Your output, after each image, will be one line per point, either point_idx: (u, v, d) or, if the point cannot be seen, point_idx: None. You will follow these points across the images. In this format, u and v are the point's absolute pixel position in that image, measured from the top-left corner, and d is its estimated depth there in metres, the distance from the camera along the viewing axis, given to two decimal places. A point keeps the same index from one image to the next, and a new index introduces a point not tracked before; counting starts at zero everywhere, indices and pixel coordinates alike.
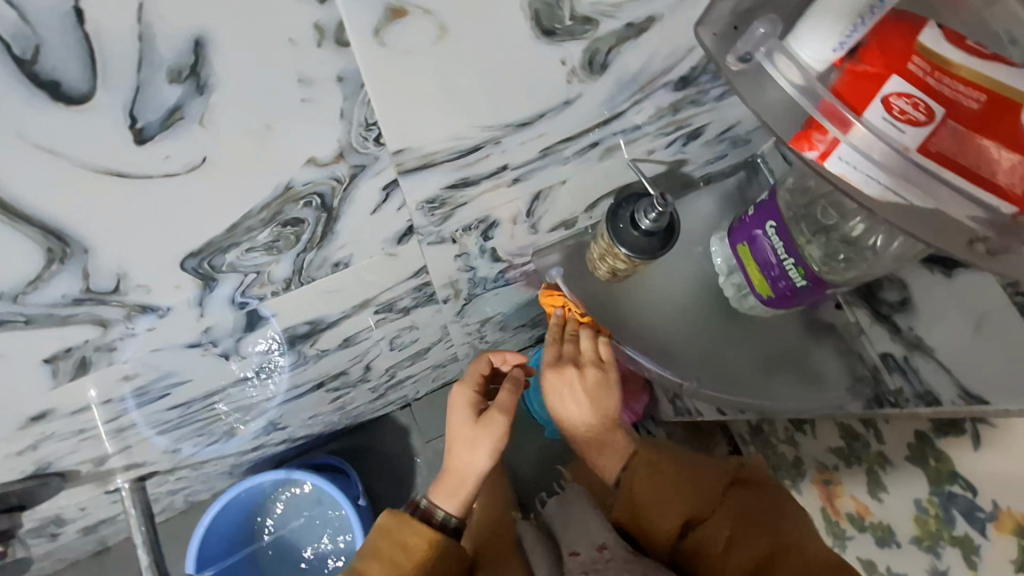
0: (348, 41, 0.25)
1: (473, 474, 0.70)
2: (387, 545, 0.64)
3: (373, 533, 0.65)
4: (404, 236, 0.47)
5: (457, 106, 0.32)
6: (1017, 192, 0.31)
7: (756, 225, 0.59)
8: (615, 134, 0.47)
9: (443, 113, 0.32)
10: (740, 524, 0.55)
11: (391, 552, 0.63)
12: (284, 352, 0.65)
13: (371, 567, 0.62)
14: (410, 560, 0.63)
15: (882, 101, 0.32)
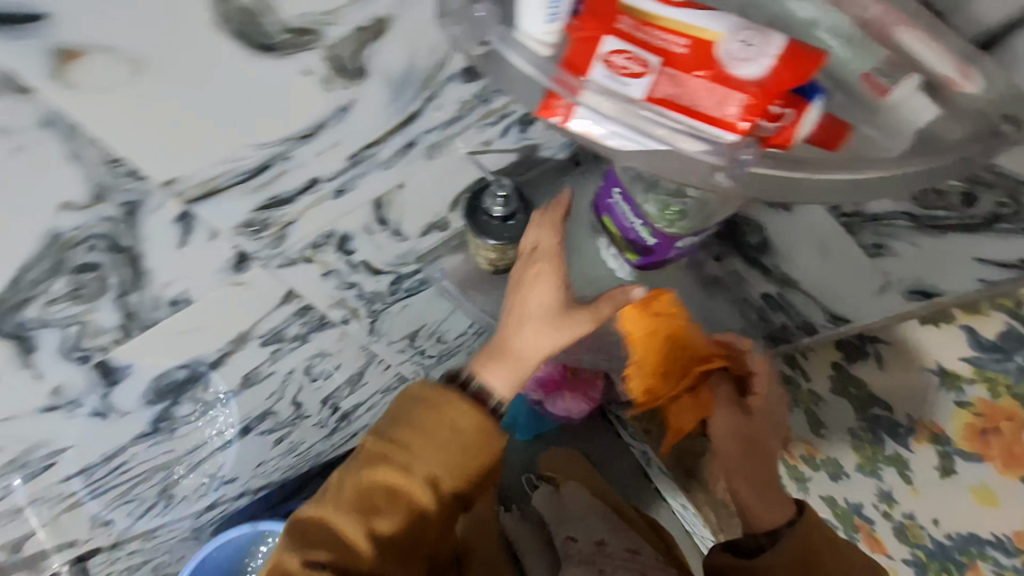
0: (31, 85, 0.27)
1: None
2: (432, 418, 0.56)
3: (409, 403, 0.57)
4: (240, 263, 0.49)
5: (205, 129, 0.33)
6: (732, 121, 0.33)
7: (606, 194, 0.62)
8: (428, 131, 0.49)
9: (192, 139, 0.34)
10: (788, 573, 0.57)
11: (437, 428, 0.56)
12: (176, 402, 0.65)
13: (412, 445, 0.56)
14: (457, 440, 0.56)
15: (602, 60, 0.34)
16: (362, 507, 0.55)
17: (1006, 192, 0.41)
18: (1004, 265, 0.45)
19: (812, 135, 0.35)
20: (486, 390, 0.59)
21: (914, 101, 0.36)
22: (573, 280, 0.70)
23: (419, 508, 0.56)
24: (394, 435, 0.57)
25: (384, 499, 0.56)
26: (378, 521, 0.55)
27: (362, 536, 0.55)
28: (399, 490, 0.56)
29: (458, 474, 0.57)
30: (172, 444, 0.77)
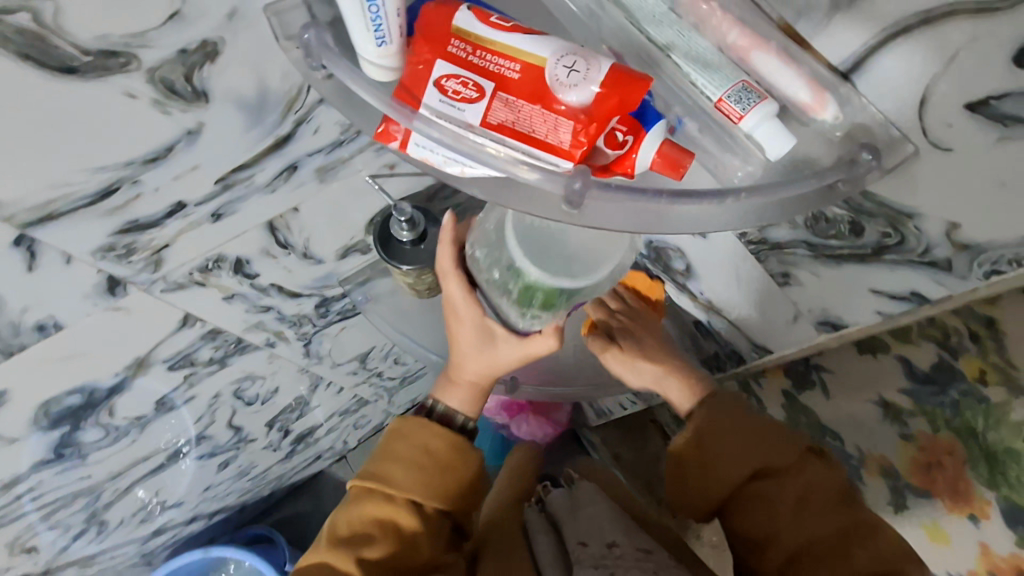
0: None
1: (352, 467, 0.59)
2: (406, 448, 0.54)
3: (384, 437, 0.55)
4: (112, 288, 0.48)
5: (18, 150, 0.33)
6: (566, 148, 0.32)
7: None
8: (311, 155, 0.48)
9: (6, 162, 0.33)
10: (735, 447, 0.52)
11: (411, 454, 0.54)
12: (78, 427, 0.64)
13: (395, 472, 0.53)
14: (430, 461, 0.54)
15: (436, 85, 0.33)
16: (349, 544, 0.51)
17: (887, 221, 0.40)
18: (897, 297, 0.44)
19: (652, 164, 0.34)
20: (451, 411, 0.57)
21: (759, 134, 0.34)
22: None
23: (411, 541, 0.52)
24: (377, 470, 0.54)
25: (378, 529, 0.52)
26: (369, 551, 0.50)
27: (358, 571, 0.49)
28: (389, 521, 0.52)
29: (439, 497, 0.54)
30: (90, 470, 0.76)
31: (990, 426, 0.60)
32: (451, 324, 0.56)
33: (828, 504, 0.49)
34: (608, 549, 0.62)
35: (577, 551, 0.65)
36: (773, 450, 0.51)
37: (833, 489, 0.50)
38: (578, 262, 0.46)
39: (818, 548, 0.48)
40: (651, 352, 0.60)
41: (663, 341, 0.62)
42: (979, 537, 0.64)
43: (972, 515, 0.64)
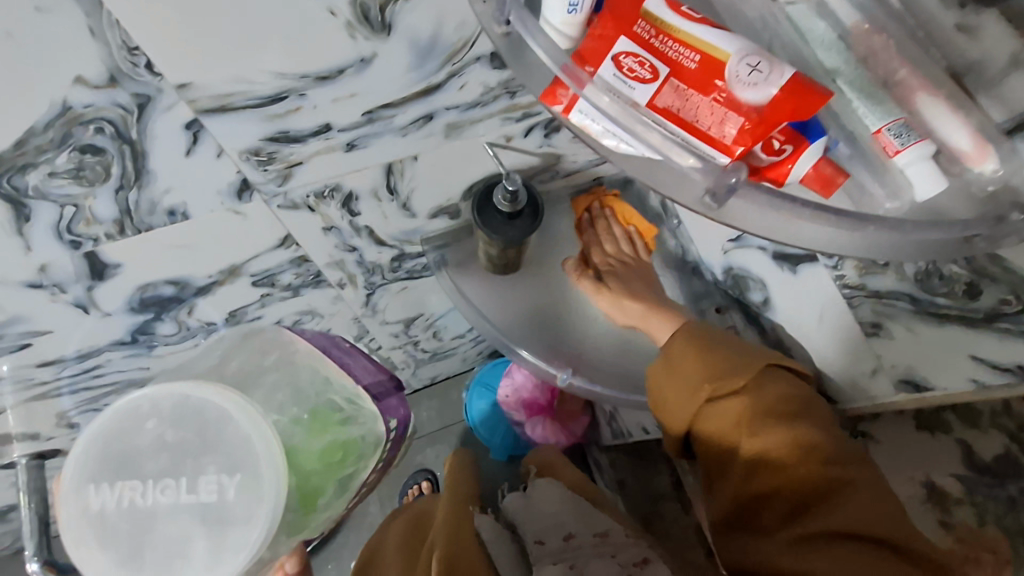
0: None
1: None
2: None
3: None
4: (241, 191, 0.51)
5: (223, 42, 0.36)
6: (728, 143, 0.33)
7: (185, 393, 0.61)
8: (449, 109, 0.51)
9: (209, 50, 0.36)
10: (684, 382, 0.57)
11: None
12: (158, 318, 0.68)
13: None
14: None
15: (613, 59, 0.35)
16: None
17: (1010, 288, 0.40)
18: (996, 368, 0.43)
19: (804, 176, 0.35)
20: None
21: (911, 172, 0.35)
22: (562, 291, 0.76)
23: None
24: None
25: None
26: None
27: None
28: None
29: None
30: (149, 364, 0.80)
31: None
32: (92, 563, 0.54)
33: (791, 426, 0.51)
34: (565, 543, 0.66)
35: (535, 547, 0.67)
36: (715, 379, 0.55)
37: (797, 405, 0.53)
38: (230, 522, 0.50)
39: (777, 465, 0.50)
40: (643, 291, 0.72)
41: (649, 279, 0.76)
42: None
43: None
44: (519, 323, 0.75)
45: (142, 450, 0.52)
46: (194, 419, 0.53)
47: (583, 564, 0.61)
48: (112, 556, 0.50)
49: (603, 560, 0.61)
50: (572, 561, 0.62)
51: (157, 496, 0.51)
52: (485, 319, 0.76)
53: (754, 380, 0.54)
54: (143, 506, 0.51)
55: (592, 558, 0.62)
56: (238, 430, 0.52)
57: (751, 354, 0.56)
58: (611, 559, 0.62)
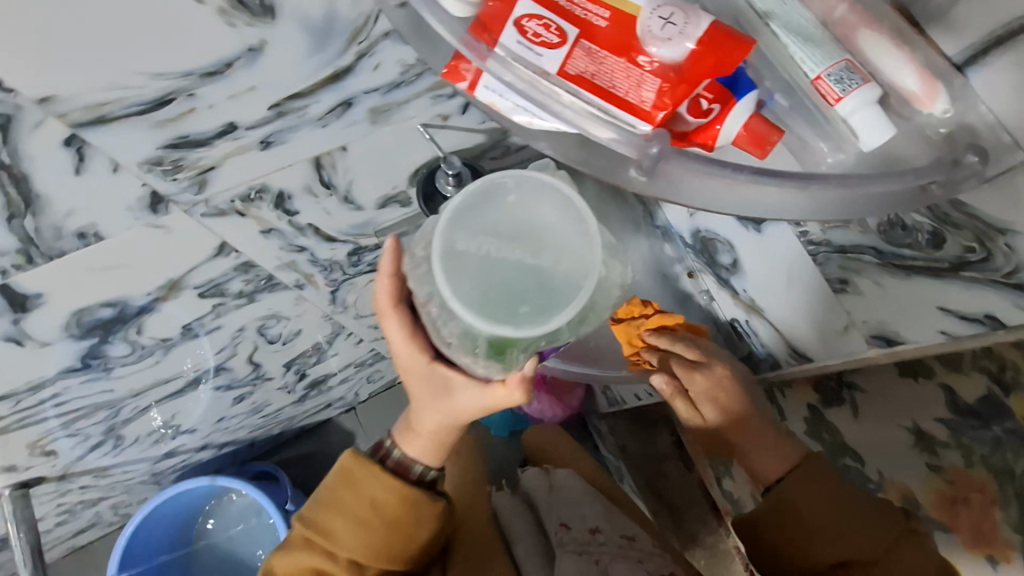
0: None
1: (454, 429, 0.54)
2: (351, 498, 0.55)
3: (331, 484, 0.56)
4: (155, 204, 0.47)
5: (77, 46, 0.32)
6: (648, 108, 0.30)
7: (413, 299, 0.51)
8: (369, 93, 0.47)
9: (62, 56, 0.32)
10: (808, 533, 0.48)
11: (356, 506, 0.55)
12: (106, 341, 0.65)
13: (336, 527, 0.55)
14: (379, 518, 0.55)
15: (515, 25, 0.31)
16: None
17: (974, 235, 0.37)
18: (966, 318, 0.41)
19: (736, 139, 0.31)
20: (408, 460, 0.56)
21: (855, 121, 0.31)
22: None
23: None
24: (318, 521, 0.56)
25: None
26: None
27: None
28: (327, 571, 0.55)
29: (380, 556, 0.55)
30: (112, 385, 0.78)
31: None
32: (405, 375, 0.54)
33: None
34: (591, 535, 0.67)
35: (559, 531, 0.69)
36: (845, 541, 0.46)
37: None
38: (553, 290, 0.40)
39: None
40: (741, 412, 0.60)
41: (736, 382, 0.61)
42: None
43: (990, 557, 0.64)
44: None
45: (517, 228, 0.41)
46: (533, 202, 0.42)
47: (608, 561, 0.62)
48: (461, 293, 0.40)
49: (630, 563, 0.61)
50: (597, 556, 0.63)
51: (509, 251, 0.40)
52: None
53: (885, 553, 0.45)
54: (484, 255, 0.40)
55: (618, 558, 0.62)
56: (557, 206, 0.42)
57: (882, 513, 0.47)
58: (637, 563, 0.62)
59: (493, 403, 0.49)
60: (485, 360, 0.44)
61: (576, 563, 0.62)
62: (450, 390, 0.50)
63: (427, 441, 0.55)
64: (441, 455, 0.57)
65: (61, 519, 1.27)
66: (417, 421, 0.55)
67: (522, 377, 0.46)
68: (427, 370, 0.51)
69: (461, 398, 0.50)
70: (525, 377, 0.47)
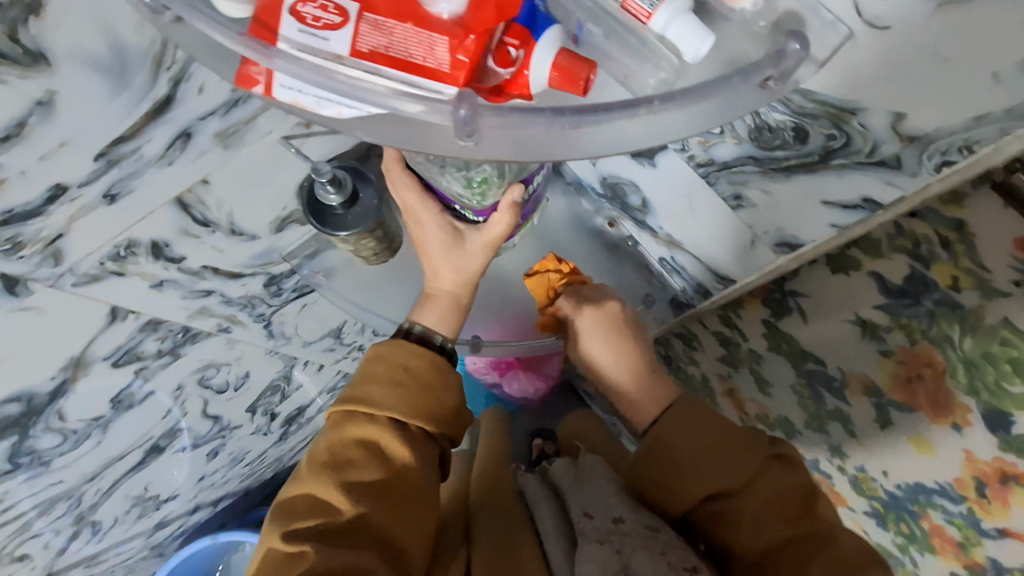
0: None
1: (468, 286, 0.55)
2: (382, 369, 0.52)
3: (363, 362, 0.53)
4: (13, 287, 0.45)
5: None
6: (448, 71, 0.28)
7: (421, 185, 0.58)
8: (206, 119, 0.43)
9: None
10: (681, 470, 0.53)
11: (388, 375, 0.52)
12: (28, 434, 0.63)
13: (375, 394, 0.51)
14: (411, 380, 0.52)
15: (291, 13, 0.28)
16: (334, 466, 0.49)
17: (830, 122, 0.36)
18: (848, 207, 0.41)
19: (550, 82, 0.29)
20: (430, 330, 0.54)
21: (672, 35, 0.29)
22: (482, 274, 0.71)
23: (400, 465, 0.50)
24: (356, 393, 0.52)
25: (359, 452, 0.50)
26: (356, 474, 0.49)
27: (343, 494, 0.48)
28: (372, 442, 0.50)
29: (424, 415, 0.51)
30: (59, 474, 0.76)
31: (965, 335, 0.61)
32: (416, 232, 0.55)
33: (784, 518, 0.50)
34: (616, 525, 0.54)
35: (580, 521, 0.56)
36: (714, 470, 0.52)
37: (785, 501, 0.50)
38: None
39: (783, 555, 0.48)
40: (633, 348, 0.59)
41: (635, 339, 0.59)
42: (963, 445, 0.68)
43: (955, 424, 0.68)
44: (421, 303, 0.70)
45: None
46: None
47: (631, 552, 0.51)
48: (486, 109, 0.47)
49: (653, 557, 0.50)
50: (620, 544, 0.51)
51: None
52: (384, 321, 0.69)
53: (751, 476, 0.51)
54: None
55: (642, 551, 0.51)
56: None
57: (750, 440, 0.52)
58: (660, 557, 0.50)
59: (495, 234, 0.52)
60: (478, 183, 0.51)
61: (598, 555, 0.50)
62: (462, 237, 0.53)
63: (444, 304, 0.55)
64: (457, 324, 0.56)
65: None
66: (433, 283, 0.55)
67: (511, 203, 0.49)
68: (438, 219, 0.53)
69: (475, 241, 0.53)
70: (515, 203, 0.50)
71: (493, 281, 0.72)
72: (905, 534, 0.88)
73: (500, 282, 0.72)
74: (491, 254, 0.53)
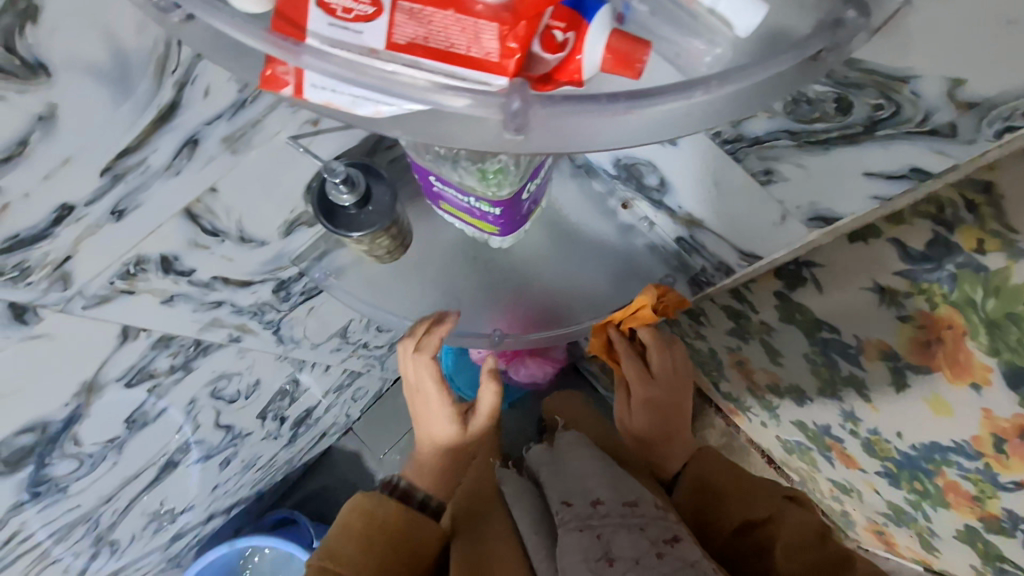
0: None
1: (451, 448, 0.79)
2: (359, 523, 0.66)
3: (339, 519, 0.67)
4: (21, 315, 0.42)
5: None
6: (496, 60, 0.26)
7: (429, 183, 0.55)
8: (213, 123, 0.41)
9: None
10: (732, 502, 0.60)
11: (363, 529, 0.66)
12: (45, 462, 0.60)
13: (344, 553, 0.64)
14: (381, 531, 0.65)
15: (320, 6, 0.26)
16: None
17: (878, 91, 0.35)
18: (894, 176, 0.40)
19: (602, 66, 0.28)
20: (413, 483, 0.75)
21: (724, 8, 0.27)
22: (495, 266, 0.70)
23: None
24: (324, 560, 0.64)
25: None
26: None
27: None
28: None
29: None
30: (77, 499, 0.74)
31: (989, 295, 0.61)
32: (416, 396, 0.77)
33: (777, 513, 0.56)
34: (592, 507, 0.55)
35: (561, 510, 0.56)
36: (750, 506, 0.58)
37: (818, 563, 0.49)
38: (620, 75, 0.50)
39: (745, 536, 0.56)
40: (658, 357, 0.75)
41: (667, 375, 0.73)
42: (981, 403, 0.71)
43: (974, 384, 0.70)
44: (434, 297, 0.69)
45: None
46: None
47: (610, 534, 0.51)
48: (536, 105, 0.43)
49: (633, 534, 0.51)
50: (599, 529, 0.51)
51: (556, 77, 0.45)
52: (396, 318, 0.69)
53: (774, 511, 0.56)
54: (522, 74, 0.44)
55: (620, 530, 0.51)
56: None
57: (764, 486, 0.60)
58: (640, 534, 0.51)
59: (485, 408, 0.78)
60: (494, 173, 0.48)
61: (577, 540, 0.50)
62: (463, 422, 0.78)
63: (430, 461, 0.79)
64: (434, 479, 0.79)
65: None
66: (427, 437, 0.79)
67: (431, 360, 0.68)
68: (449, 411, 0.77)
69: (477, 421, 0.78)
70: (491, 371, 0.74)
71: (501, 272, 0.70)
72: (920, 488, 0.94)
73: (512, 271, 0.71)
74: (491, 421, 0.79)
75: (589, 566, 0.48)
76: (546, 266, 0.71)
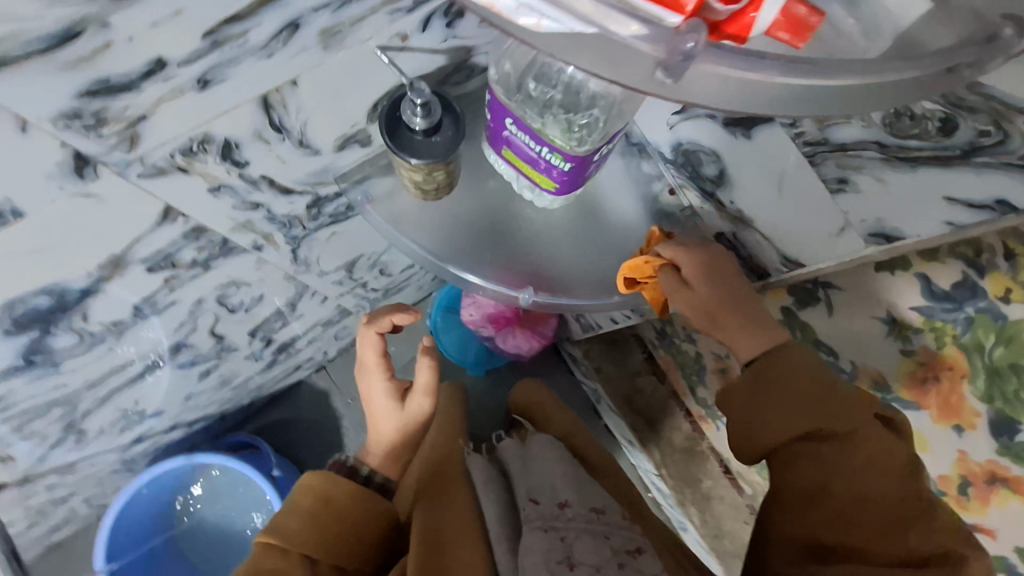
0: None
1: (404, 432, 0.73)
2: (306, 499, 0.63)
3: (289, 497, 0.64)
4: (81, 168, 0.40)
5: None
6: None
7: (499, 126, 0.54)
8: (320, 12, 0.39)
9: None
10: (835, 489, 0.54)
11: (314, 504, 0.63)
12: (49, 332, 0.58)
13: (292, 526, 0.62)
14: (329, 512, 0.63)
15: None
16: None
17: (991, 117, 0.37)
18: (975, 205, 0.43)
19: (770, 26, 0.28)
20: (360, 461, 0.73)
21: None
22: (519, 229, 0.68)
23: None
24: (276, 526, 0.62)
25: None
26: None
27: None
28: None
29: (330, 548, 0.62)
30: (62, 378, 0.71)
31: (998, 344, 0.63)
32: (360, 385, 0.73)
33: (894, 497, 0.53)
34: (559, 509, 0.63)
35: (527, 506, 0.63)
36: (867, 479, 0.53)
37: (897, 514, 0.52)
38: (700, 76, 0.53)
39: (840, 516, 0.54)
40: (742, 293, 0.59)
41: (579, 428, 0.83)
42: (959, 445, 0.74)
43: (959, 426, 0.73)
44: (456, 243, 0.67)
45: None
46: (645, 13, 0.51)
47: (572, 539, 0.58)
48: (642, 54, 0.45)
49: (595, 542, 0.59)
50: (563, 533, 0.59)
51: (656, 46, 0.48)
52: (417, 247, 0.66)
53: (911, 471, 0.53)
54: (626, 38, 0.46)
55: (584, 536, 0.59)
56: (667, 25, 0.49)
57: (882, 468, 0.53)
58: (603, 542, 0.60)
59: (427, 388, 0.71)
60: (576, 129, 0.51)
61: (543, 541, 0.57)
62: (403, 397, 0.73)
63: (386, 448, 0.73)
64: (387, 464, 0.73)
65: (30, 523, 1.17)
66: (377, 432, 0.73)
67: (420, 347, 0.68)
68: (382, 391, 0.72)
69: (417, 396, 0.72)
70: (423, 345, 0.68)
71: (525, 236, 0.68)
72: None
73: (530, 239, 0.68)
74: (429, 400, 0.72)
75: (551, 566, 0.54)
76: (566, 240, 0.69)
